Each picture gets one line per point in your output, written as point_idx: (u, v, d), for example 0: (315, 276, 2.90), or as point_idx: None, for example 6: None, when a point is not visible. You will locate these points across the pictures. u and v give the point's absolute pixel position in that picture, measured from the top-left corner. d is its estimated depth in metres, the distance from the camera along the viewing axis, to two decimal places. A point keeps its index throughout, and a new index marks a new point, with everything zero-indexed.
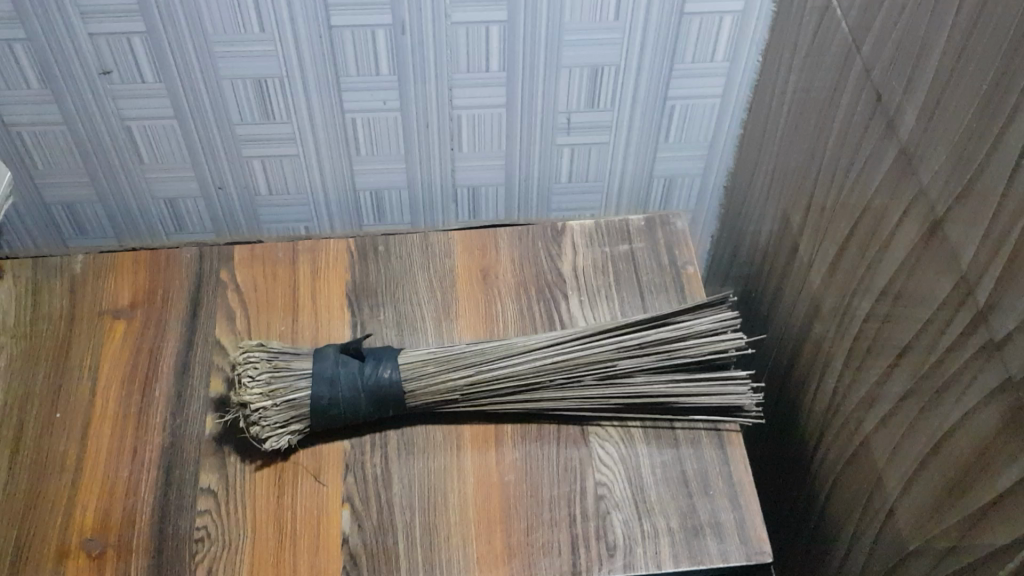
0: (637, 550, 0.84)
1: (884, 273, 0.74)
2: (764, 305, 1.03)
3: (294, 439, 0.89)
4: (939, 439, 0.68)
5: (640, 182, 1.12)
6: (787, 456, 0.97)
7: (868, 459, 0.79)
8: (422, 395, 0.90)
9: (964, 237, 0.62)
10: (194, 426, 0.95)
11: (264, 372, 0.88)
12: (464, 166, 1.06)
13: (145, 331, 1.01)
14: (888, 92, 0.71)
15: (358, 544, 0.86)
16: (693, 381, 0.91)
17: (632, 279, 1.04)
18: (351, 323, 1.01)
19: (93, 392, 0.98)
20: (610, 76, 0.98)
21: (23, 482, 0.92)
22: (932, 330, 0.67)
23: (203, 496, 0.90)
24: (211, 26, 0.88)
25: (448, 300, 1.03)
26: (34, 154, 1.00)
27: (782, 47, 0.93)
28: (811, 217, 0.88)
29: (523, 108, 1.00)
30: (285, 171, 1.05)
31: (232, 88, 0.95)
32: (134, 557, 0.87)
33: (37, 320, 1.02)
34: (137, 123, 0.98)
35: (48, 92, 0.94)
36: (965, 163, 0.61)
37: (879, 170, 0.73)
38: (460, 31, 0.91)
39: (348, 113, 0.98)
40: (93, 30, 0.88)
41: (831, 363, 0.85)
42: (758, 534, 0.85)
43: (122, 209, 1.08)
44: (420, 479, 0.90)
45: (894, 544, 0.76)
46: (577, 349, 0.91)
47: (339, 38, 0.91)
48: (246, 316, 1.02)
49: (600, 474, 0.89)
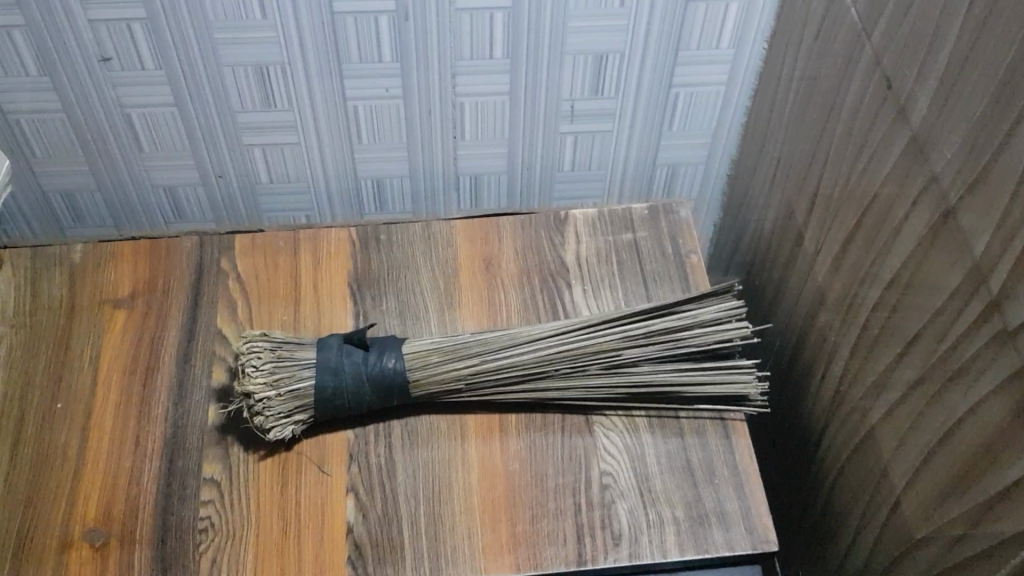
0: (643, 539, 0.84)
1: (893, 261, 0.74)
2: (768, 293, 1.03)
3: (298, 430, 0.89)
4: (949, 429, 0.68)
5: (643, 171, 1.12)
6: (792, 444, 0.97)
7: (873, 448, 0.79)
8: (426, 384, 0.90)
9: (977, 226, 0.62)
10: (197, 416, 0.94)
11: (268, 361, 0.88)
12: (466, 154, 1.06)
13: (146, 321, 1.00)
14: (899, 79, 0.71)
15: (362, 533, 0.86)
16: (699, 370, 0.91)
17: (635, 268, 1.04)
18: (354, 312, 1.01)
19: (94, 382, 0.97)
20: (615, 63, 0.97)
21: (24, 472, 0.92)
22: (943, 318, 0.67)
23: (206, 486, 0.90)
24: (213, 12, 0.87)
25: (451, 289, 1.03)
26: (33, 142, 0.99)
27: (788, 34, 0.92)
28: (817, 205, 0.88)
29: (526, 95, 0.99)
30: (286, 159, 1.04)
31: (233, 75, 0.94)
32: (137, 547, 0.87)
33: (36, 310, 1.01)
34: (136, 111, 0.97)
35: (47, 79, 0.92)
36: (978, 152, 0.61)
37: (889, 158, 0.73)
38: (464, 18, 0.90)
39: (350, 100, 0.98)
40: (93, 17, 0.87)
41: (838, 351, 0.85)
42: (763, 522, 0.85)
43: (121, 197, 1.07)
44: (425, 468, 0.90)
45: (904, 533, 0.75)
46: (582, 338, 0.90)
47: (341, 26, 0.90)
48: (248, 306, 1.01)
49: (605, 463, 0.89)
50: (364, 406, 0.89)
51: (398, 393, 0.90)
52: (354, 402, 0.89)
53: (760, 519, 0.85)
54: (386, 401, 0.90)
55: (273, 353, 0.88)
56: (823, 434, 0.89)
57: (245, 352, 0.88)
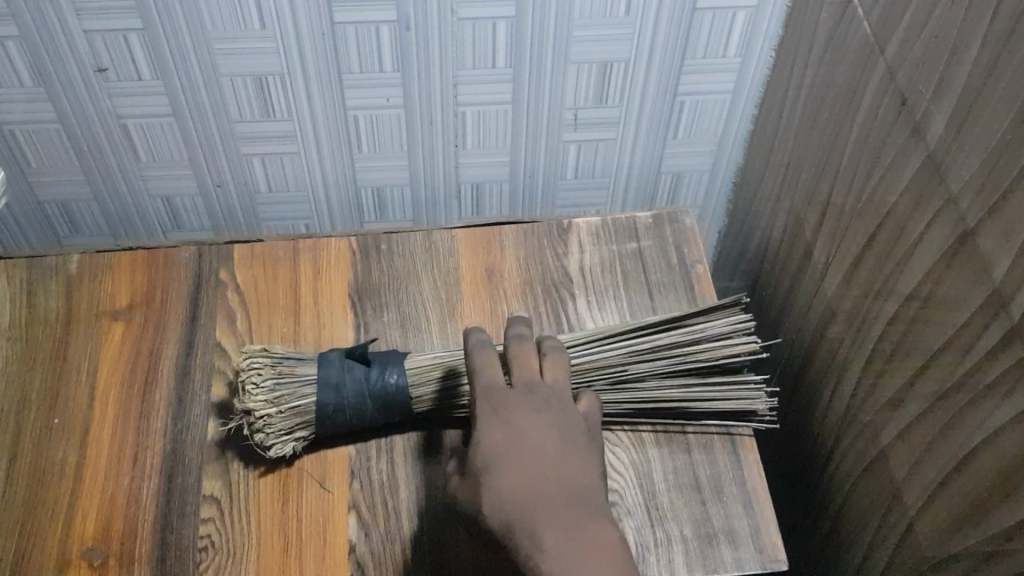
0: (650, 558, 0.83)
1: (912, 275, 0.73)
2: (777, 304, 1.03)
3: (299, 447, 0.88)
4: (970, 449, 0.67)
5: (648, 178, 1.10)
6: (802, 454, 0.97)
7: (891, 462, 0.79)
8: (429, 399, 0.88)
9: (1000, 248, 0.61)
10: (196, 431, 0.93)
11: (269, 378, 0.86)
12: (468, 163, 1.04)
13: (144, 333, 0.99)
14: (915, 95, 0.70)
15: (365, 552, 0.85)
16: (706, 386, 0.90)
17: (640, 278, 1.03)
18: (355, 324, 0.99)
19: (92, 396, 0.96)
20: (619, 72, 0.96)
21: (21, 489, 0.90)
22: (966, 336, 0.66)
23: (206, 503, 0.88)
24: (211, 23, 0.86)
25: (453, 299, 1.02)
26: (28, 153, 0.97)
27: (798, 43, 0.91)
28: (829, 216, 0.88)
29: (530, 104, 0.98)
30: (285, 168, 1.02)
31: (232, 85, 0.92)
32: (137, 566, 0.85)
33: (32, 322, 1.00)
34: (134, 121, 0.95)
35: (42, 90, 0.91)
36: (1000, 174, 0.60)
37: (906, 172, 0.72)
38: (467, 27, 0.89)
39: (350, 109, 0.96)
40: (89, 28, 0.85)
41: (852, 362, 0.85)
42: (773, 541, 0.84)
43: (118, 207, 1.06)
44: (428, 485, 0.89)
45: (921, 547, 0.76)
46: (588, 353, 0.89)
47: (342, 35, 0.88)
48: (247, 317, 1.00)
49: (612, 481, 0.87)
50: (366, 422, 0.88)
51: (401, 409, 0.88)
52: (356, 418, 0.87)
53: (769, 537, 0.84)
54: (389, 417, 0.89)
55: (274, 368, 0.87)
56: (836, 447, 0.89)
57: (248, 368, 0.87)
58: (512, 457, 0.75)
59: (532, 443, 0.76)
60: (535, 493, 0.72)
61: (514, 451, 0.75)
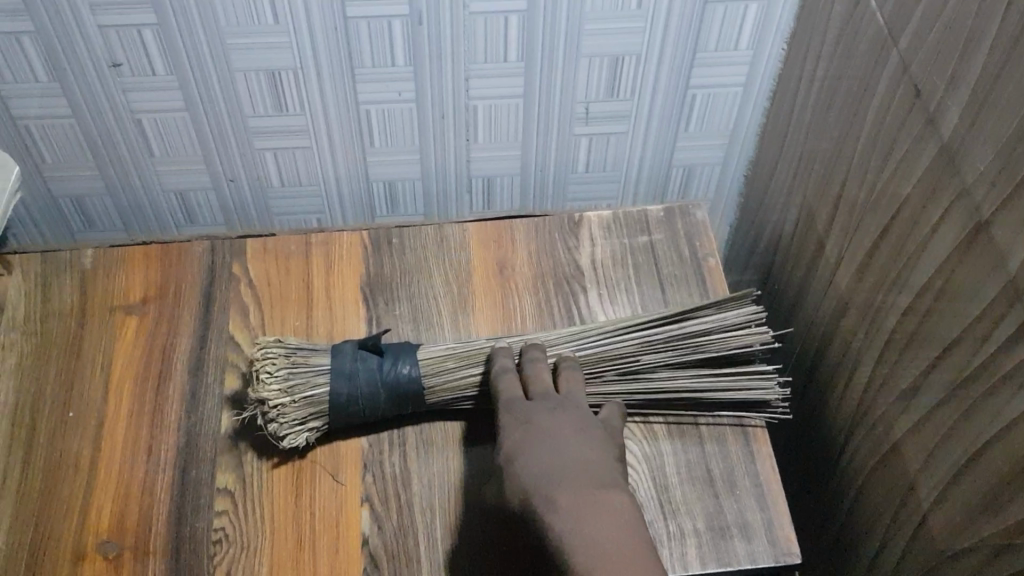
0: (663, 551, 0.83)
1: (925, 268, 0.73)
2: (789, 296, 1.03)
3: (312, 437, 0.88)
4: (985, 442, 0.68)
5: (659, 172, 1.10)
6: (815, 448, 0.97)
7: (904, 455, 0.79)
8: (441, 391, 0.89)
9: (1014, 240, 0.61)
10: (210, 424, 0.93)
11: (282, 367, 0.87)
12: (479, 156, 1.04)
13: (158, 327, 1.00)
14: (929, 87, 0.70)
15: (379, 544, 0.85)
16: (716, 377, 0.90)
17: (652, 272, 1.03)
18: (367, 318, 1.00)
19: (106, 390, 0.96)
20: (631, 65, 0.96)
21: (36, 482, 0.91)
22: (981, 328, 0.66)
23: (220, 496, 0.89)
24: (225, 18, 0.86)
25: (465, 292, 1.02)
26: (42, 148, 0.98)
27: (810, 36, 0.91)
28: (842, 209, 0.88)
29: (541, 98, 0.98)
30: (297, 162, 1.03)
31: (245, 80, 0.92)
32: (152, 558, 0.86)
33: (47, 316, 1.01)
34: (147, 116, 0.96)
35: (57, 85, 0.91)
36: (1014, 165, 0.60)
37: (920, 164, 0.72)
38: (479, 21, 0.89)
39: (362, 104, 0.96)
40: (104, 23, 0.86)
41: (865, 355, 0.85)
42: (786, 534, 0.84)
43: (131, 201, 1.06)
44: (441, 478, 0.89)
45: (933, 540, 0.76)
46: (599, 345, 0.90)
47: (355, 30, 0.88)
48: (260, 311, 1.00)
49: (624, 474, 0.87)
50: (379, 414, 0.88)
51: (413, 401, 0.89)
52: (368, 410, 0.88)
53: (782, 529, 0.84)
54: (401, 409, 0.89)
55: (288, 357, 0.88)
56: (849, 440, 0.89)
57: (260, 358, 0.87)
58: (534, 450, 0.79)
59: (555, 436, 0.79)
60: (556, 479, 0.76)
61: (533, 440, 0.79)
